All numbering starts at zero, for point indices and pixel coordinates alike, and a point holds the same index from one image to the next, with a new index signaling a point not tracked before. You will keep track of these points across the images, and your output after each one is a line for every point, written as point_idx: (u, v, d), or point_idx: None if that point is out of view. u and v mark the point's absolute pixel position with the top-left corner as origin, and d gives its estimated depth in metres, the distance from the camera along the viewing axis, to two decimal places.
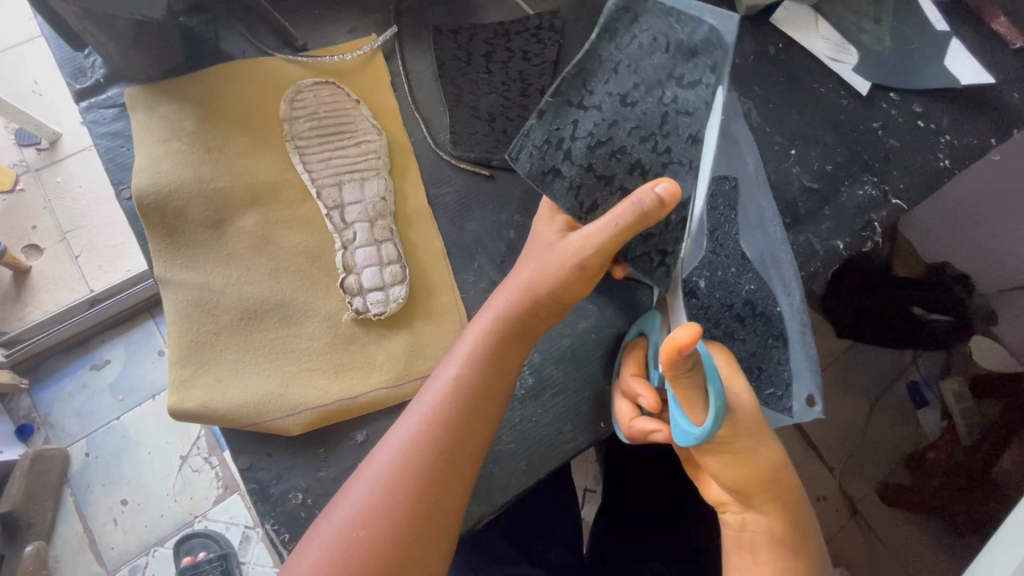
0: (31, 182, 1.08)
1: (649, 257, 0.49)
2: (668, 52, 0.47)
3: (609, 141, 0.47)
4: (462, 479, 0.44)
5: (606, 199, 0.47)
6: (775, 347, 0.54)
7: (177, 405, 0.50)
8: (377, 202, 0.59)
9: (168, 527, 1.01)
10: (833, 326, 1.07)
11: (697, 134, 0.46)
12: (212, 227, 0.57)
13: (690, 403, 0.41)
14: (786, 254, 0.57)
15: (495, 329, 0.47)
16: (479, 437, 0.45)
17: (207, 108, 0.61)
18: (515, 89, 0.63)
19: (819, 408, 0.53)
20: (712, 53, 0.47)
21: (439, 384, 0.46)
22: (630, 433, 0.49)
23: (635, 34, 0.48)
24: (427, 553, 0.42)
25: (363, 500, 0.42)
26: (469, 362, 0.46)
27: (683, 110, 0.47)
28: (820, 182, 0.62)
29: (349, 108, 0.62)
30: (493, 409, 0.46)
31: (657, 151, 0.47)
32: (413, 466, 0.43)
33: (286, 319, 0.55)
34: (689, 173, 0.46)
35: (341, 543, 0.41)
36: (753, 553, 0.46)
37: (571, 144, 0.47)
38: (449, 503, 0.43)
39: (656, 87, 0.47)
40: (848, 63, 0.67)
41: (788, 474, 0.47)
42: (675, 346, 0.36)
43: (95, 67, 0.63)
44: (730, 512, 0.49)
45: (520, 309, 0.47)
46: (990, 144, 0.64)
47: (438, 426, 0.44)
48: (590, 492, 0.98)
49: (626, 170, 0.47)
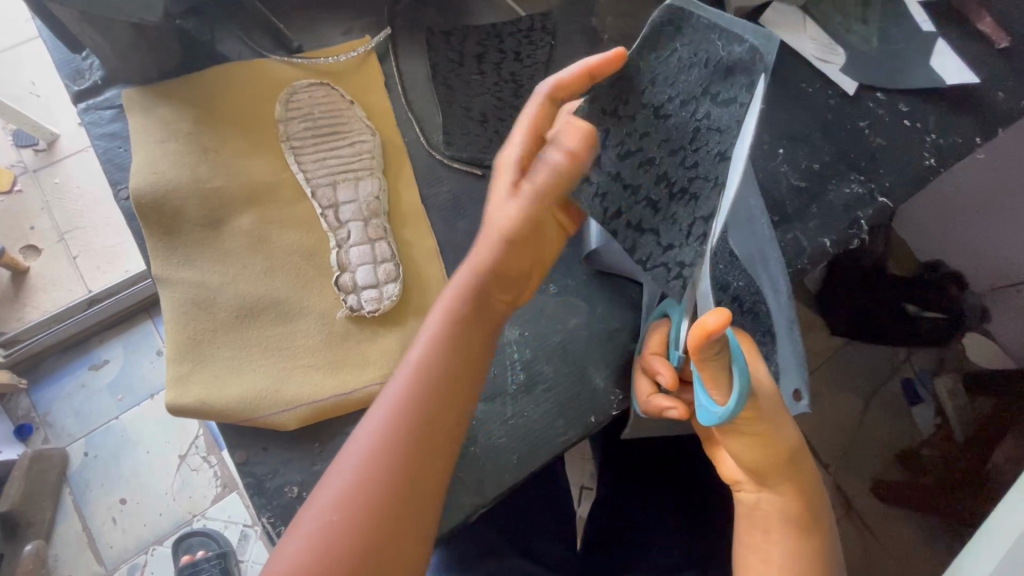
0: (28, 183, 1.09)
1: (668, 267, 0.47)
2: (707, 68, 0.45)
3: (637, 153, 0.48)
4: (434, 464, 0.43)
5: (632, 208, 0.49)
6: (762, 343, 0.56)
7: (176, 401, 0.51)
8: (371, 201, 0.60)
9: (167, 526, 1.01)
10: (827, 323, 1.09)
11: (726, 151, 0.43)
12: (209, 226, 0.58)
13: (714, 384, 0.44)
14: (774, 253, 0.57)
15: (458, 303, 0.46)
16: (448, 419, 0.44)
17: (204, 109, 0.62)
18: (508, 89, 0.64)
19: (804, 403, 0.55)
20: (753, 70, 0.42)
21: (406, 371, 0.45)
22: (648, 409, 0.51)
23: (676, 49, 0.46)
24: (411, 543, 0.42)
25: (337, 490, 0.42)
26: (434, 342, 0.45)
27: (715, 127, 0.44)
28: (807, 181, 0.63)
29: (343, 109, 0.63)
30: (459, 389, 0.45)
31: (685, 166, 0.46)
32: (383, 452, 0.42)
33: (281, 316, 0.56)
34: (714, 190, 0.44)
35: (322, 538, 0.40)
36: (765, 532, 0.49)
37: (601, 152, 0.49)
38: (429, 491, 0.43)
39: (690, 102, 0.46)
40: (836, 63, 0.68)
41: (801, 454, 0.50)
42: (705, 329, 0.39)
43: (93, 68, 0.64)
44: (745, 491, 0.51)
45: (484, 280, 0.46)
46: (975, 143, 0.65)
47: (407, 411, 0.43)
48: (586, 489, 0.99)
49: (652, 180, 0.48)
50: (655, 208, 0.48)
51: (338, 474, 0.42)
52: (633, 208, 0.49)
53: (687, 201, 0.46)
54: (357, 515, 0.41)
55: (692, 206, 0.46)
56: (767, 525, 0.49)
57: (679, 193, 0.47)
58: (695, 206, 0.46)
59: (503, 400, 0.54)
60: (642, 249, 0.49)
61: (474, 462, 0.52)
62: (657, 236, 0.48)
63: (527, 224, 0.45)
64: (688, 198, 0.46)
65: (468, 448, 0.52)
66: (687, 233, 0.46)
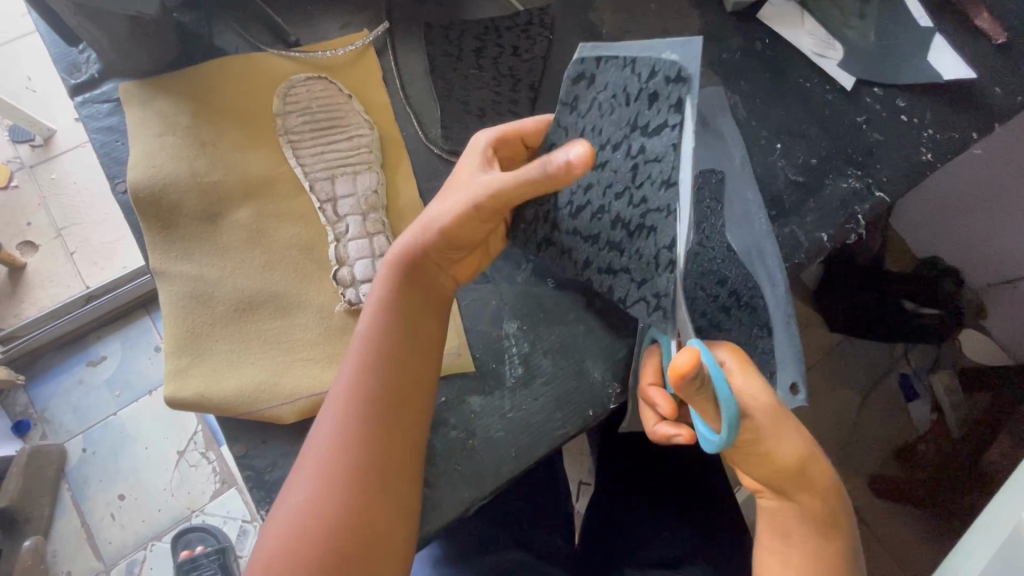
0: (25, 179, 1.08)
1: (646, 300, 0.50)
2: (629, 104, 0.48)
3: (589, 205, 0.53)
4: (389, 426, 0.46)
5: (599, 256, 0.53)
6: (760, 337, 0.55)
7: (174, 394, 0.51)
8: (369, 195, 0.60)
9: (166, 522, 1.02)
10: (824, 318, 1.09)
11: (669, 177, 0.46)
12: (207, 220, 0.58)
13: (705, 415, 0.43)
14: (771, 246, 0.58)
15: (393, 275, 0.50)
16: (393, 381, 0.47)
17: (202, 103, 0.62)
18: (506, 84, 0.64)
19: (802, 396, 0.54)
20: (676, 90, 0.45)
21: (358, 343, 0.49)
22: (656, 436, 0.52)
23: (596, 95, 0.50)
24: (380, 519, 0.44)
25: (306, 466, 0.45)
26: (374, 313, 0.49)
27: (652, 158, 0.47)
28: (805, 176, 0.63)
29: (342, 103, 0.63)
30: (400, 353, 0.48)
31: (633, 204, 0.50)
32: (337, 421, 0.46)
33: (279, 310, 0.56)
34: (668, 218, 0.47)
35: (295, 513, 0.44)
36: (785, 536, 0.49)
37: (556, 214, 0.54)
38: (390, 465, 0.45)
39: (622, 142, 0.49)
40: (833, 58, 0.68)
41: (815, 461, 0.48)
42: (677, 372, 0.39)
43: (89, 62, 0.64)
44: (765, 498, 0.50)
45: (416, 253, 0.50)
46: (972, 138, 0.65)
47: (352, 378, 0.47)
48: (584, 484, 0.99)
49: (609, 226, 0.52)
50: (622, 250, 0.51)
51: (305, 451, 0.46)
52: (600, 255, 0.53)
53: (647, 234, 0.49)
54: (327, 485, 0.44)
55: (653, 238, 0.49)
56: (786, 530, 0.49)
57: (636, 229, 0.50)
58: (656, 237, 0.49)
59: (501, 393, 0.54)
60: (619, 290, 0.52)
61: (471, 455, 0.52)
62: (629, 274, 0.51)
63: (478, 198, 0.48)
64: (647, 232, 0.49)
65: (464, 440, 0.52)
66: (654, 265, 0.49)
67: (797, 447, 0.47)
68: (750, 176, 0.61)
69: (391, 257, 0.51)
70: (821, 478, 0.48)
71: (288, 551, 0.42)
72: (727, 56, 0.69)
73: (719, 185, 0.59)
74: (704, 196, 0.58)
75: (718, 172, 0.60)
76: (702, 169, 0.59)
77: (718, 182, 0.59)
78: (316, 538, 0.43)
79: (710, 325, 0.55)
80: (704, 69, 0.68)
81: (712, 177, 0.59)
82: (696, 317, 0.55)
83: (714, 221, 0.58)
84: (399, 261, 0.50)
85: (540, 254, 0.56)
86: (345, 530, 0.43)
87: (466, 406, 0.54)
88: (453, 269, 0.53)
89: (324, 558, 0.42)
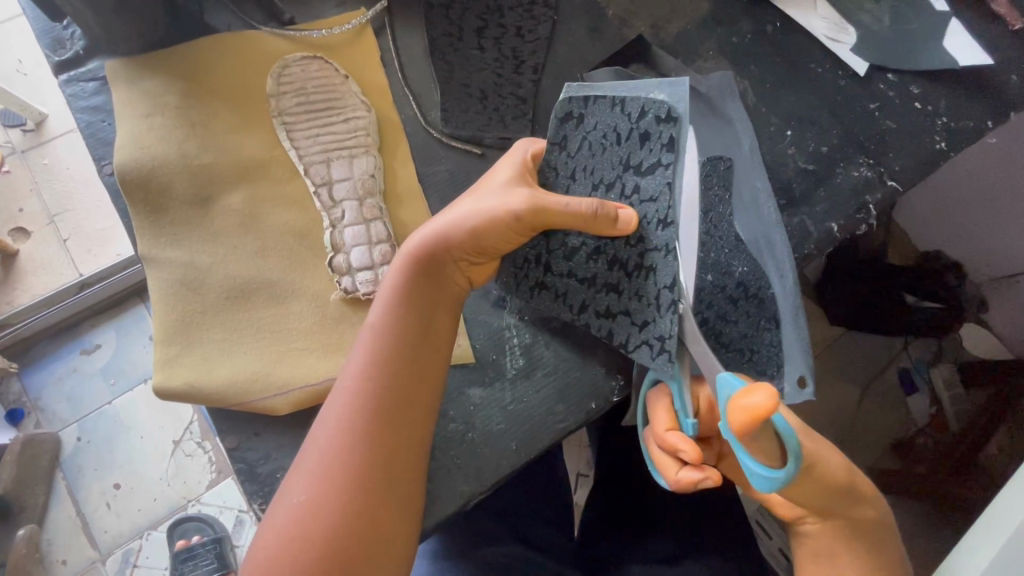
0: (16, 164, 1.06)
1: (650, 343, 0.47)
2: (622, 143, 0.48)
3: (584, 246, 0.51)
4: (394, 422, 0.45)
5: (596, 299, 0.51)
6: (767, 330, 0.53)
7: (164, 384, 0.50)
8: (366, 179, 0.58)
9: (161, 511, 1.00)
10: (827, 312, 1.05)
11: (666, 217, 0.45)
12: (198, 205, 0.56)
13: (762, 453, 0.40)
14: (780, 237, 0.57)
15: (409, 268, 0.48)
16: (403, 378, 0.46)
17: (193, 83, 0.60)
18: (508, 66, 0.62)
19: (810, 390, 0.52)
20: (667, 129, 0.45)
21: (367, 335, 0.47)
22: (680, 487, 0.46)
23: (585, 136, 0.50)
24: (378, 516, 0.42)
25: (306, 462, 0.44)
26: (388, 308, 0.47)
27: (645, 197, 0.47)
28: (815, 164, 0.61)
29: (338, 84, 0.61)
30: (414, 352, 0.47)
31: (631, 243, 0.48)
32: (342, 418, 0.44)
33: (272, 298, 0.54)
34: (668, 255, 0.46)
35: (291, 511, 0.42)
36: (832, 557, 0.47)
37: (549, 258, 0.53)
38: (392, 460, 0.44)
39: (616, 182, 0.49)
40: (846, 43, 0.66)
41: (858, 474, 0.48)
42: (755, 412, 0.35)
43: (75, 39, 0.61)
44: (810, 523, 0.48)
45: (436, 247, 0.48)
46: (987, 127, 0.63)
47: (362, 373, 0.46)
48: (583, 477, 0.98)
49: (606, 267, 0.50)
50: (621, 294, 0.49)
51: (306, 447, 0.45)
52: (597, 298, 0.51)
53: (646, 274, 0.47)
54: (327, 483, 0.42)
55: (653, 278, 0.47)
56: (831, 553, 0.47)
57: (634, 270, 0.48)
58: (656, 276, 0.47)
59: (502, 385, 0.53)
60: (619, 334, 0.49)
61: (470, 448, 0.51)
62: (629, 316, 0.49)
63: (516, 213, 0.47)
64: (647, 273, 0.47)
65: (463, 433, 0.51)
66: (657, 306, 0.47)
67: (842, 464, 0.47)
68: (759, 164, 0.59)
69: (408, 248, 0.49)
70: (867, 489, 0.48)
71: (287, 552, 0.41)
72: (737, 39, 0.67)
73: (728, 172, 0.57)
74: (712, 183, 0.57)
75: (727, 159, 0.58)
76: (709, 157, 0.58)
77: (727, 169, 0.57)
78: (317, 537, 0.41)
79: (717, 316, 0.53)
80: (713, 53, 0.66)
81: (720, 164, 0.57)
82: (702, 307, 0.53)
83: (722, 210, 0.56)
84: (418, 254, 0.48)
85: (530, 298, 0.54)
86: (342, 529, 0.41)
87: (466, 398, 0.52)
88: (470, 272, 0.52)
89: (322, 559, 0.41)
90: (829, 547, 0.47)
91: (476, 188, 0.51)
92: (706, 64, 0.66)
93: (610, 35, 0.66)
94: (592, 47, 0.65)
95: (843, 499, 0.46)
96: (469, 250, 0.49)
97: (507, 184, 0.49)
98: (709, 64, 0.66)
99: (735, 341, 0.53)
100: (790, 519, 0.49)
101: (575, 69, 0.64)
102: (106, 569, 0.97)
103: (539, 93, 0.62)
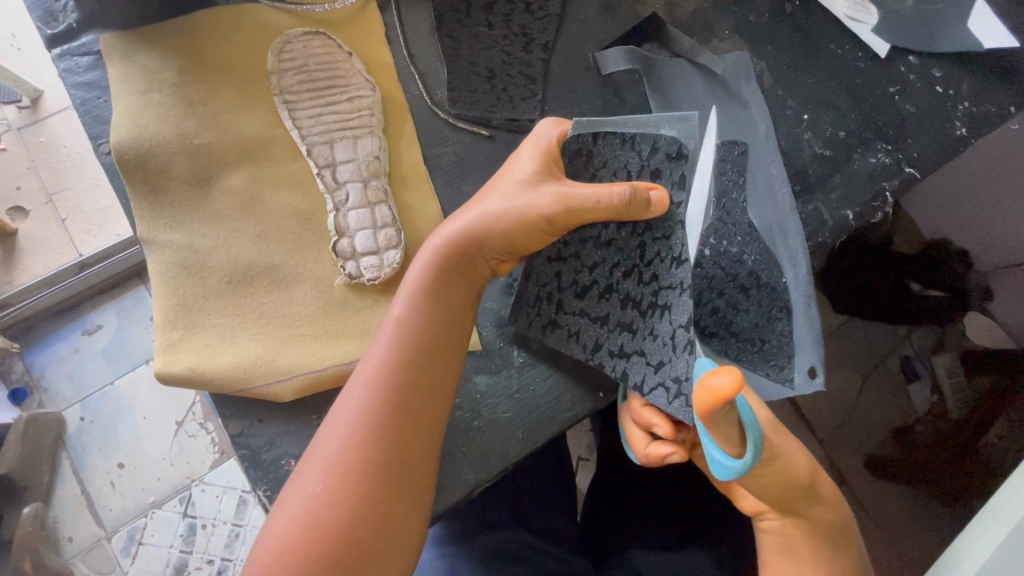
0: (13, 142, 1.03)
1: (666, 386, 0.47)
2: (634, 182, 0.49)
3: (596, 285, 0.51)
4: (415, 416, 0.44)
5: (610, 339, 0.50)
6: (777, 319, 0.52)
7: (166, 371, 0.49)
8: (370, 161, 0.56)
9: (166, 490, 0.99)
10: (829, 299, 1.01)
11: (681, 254, 0.46)
12: (197, 186, 0.55)
13: (726, 440, 0.40)
14: (794, 223, 0.54)
15: (438, 264, 0.47)
16: (427, 373, 0.45)
17: (191, 59, 0.58)
18: (517, 44, 0.61)
19: (820, 380, 0.50)
20: (677, 167, 0.47)
21: (386, 328, 0.46)
22: (649, 459, 0.50)
23: (594, 173, 0.51)
24: (395, 509, 0.42)
25: (321, 453, 0.43)
26: (412, 298, 0.47)
27: (660, 235, 0.48)
28: (831, 149, 0.60)
29: (340, 61, 0.59)
30: (442, 347, 0.46)
31: (644, 282, 0.49)
32: (361, 412, 0.43)
33: (277, 283, 0.53)
34: (681, 294, 0.46)
35: (306, 504, 0.41)
36: (791, 556, 0.48)
37: (560, 296, 0.52)
38: (414, 454, 0.44)
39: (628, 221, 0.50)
40: (868, 22, 0.64)
41: (821, 475, 0.48)
42: (717, 394, 0.35)
43: (67, 10, 0.59)
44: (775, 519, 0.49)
45: (465, 245, 0.48)
46: (1010, 112, 0.61)
47: (383, 366, 0.45)
48: (584, 461, 0.98)
49: (619, 306, 0.50)
50: (635, 332, 0.49)
51: (321, 437, 0.44)
52: (611, 338, 0.50)
53: (661, 313, 0.47)
54: (343, 476, 0.42)
55: (668, 317, 0.47)
56: (794, 551, 0.48)
57: (649, 309, 0.48)
58: (671, 314, 0.47)
59: (508, 373, 0.52)
60: (634, 375, 0.49)
61: (476, 436, 0.50)
62: (645, 357, 0.48)
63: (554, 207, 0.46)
64: (661, 311, 0.47)
65: (470, 421, 0.51)
66: (672, 346, 0.46)
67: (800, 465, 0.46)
68: (775, 150, 0.57)
69: (436, 242, 0.48)
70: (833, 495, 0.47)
71: (298, 544, 0.40)
72: (754, 17, 0.64)
73: (742, 158, 0.56)
74: (725, 168, 0.55)
75: (741, 144, 0.57)
76: (723, 142, 0.56)
77: (741, 154, 0.56)
78: (336, 530, 0.40)
79: (728, 304, 0.52)
80: (729, 32, 0.64)
81: (734, 149, 0.56)
82: (711, 296, 0.52)
83: (735, 196, 0.55)
84: (447, 251, 0.47)
85: (543, 338, 0.52)
86: (362, 521, 0.41)
87: (472, 386, 0.52)
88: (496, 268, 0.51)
89: (336, 550, 0.40)
90: (798, 544, 0.47)
91: (500, 182, 0.50)
92: (722, 44, 0.63)
93: (623, 12, 0.64)
94: (605, 26, 0.63)
95: (804, 499, 0.46)
96: (497, 248, 0.49)
97: (534, 179, 0.48)
98: (725, 44, 0.63)
99: (746, 330, 0.52)
100: (751, 514, 0.50)
101: (586, 49, 0.62)
102: (111, 547, 0.96)
103: (549, 74, 0.61)
